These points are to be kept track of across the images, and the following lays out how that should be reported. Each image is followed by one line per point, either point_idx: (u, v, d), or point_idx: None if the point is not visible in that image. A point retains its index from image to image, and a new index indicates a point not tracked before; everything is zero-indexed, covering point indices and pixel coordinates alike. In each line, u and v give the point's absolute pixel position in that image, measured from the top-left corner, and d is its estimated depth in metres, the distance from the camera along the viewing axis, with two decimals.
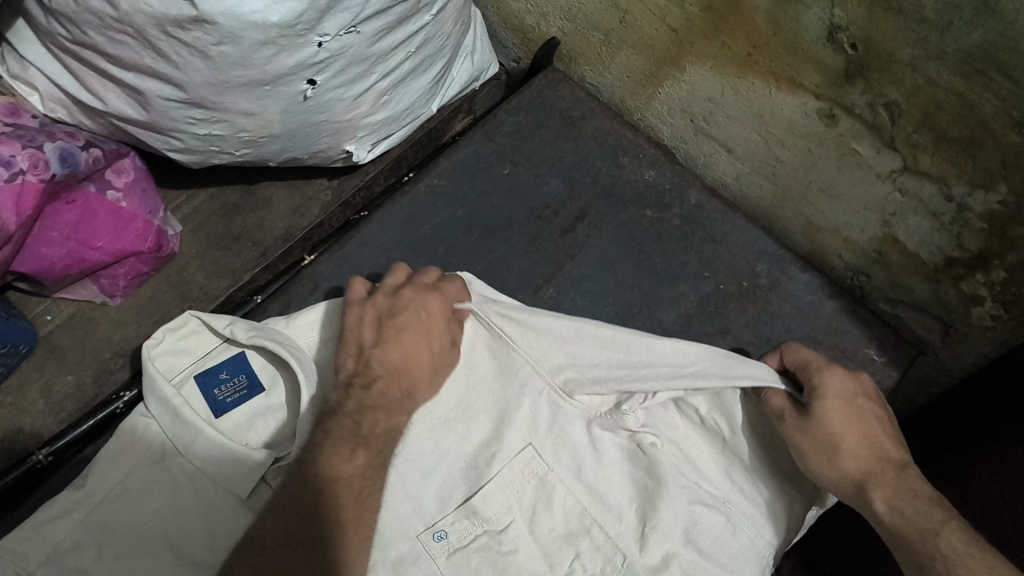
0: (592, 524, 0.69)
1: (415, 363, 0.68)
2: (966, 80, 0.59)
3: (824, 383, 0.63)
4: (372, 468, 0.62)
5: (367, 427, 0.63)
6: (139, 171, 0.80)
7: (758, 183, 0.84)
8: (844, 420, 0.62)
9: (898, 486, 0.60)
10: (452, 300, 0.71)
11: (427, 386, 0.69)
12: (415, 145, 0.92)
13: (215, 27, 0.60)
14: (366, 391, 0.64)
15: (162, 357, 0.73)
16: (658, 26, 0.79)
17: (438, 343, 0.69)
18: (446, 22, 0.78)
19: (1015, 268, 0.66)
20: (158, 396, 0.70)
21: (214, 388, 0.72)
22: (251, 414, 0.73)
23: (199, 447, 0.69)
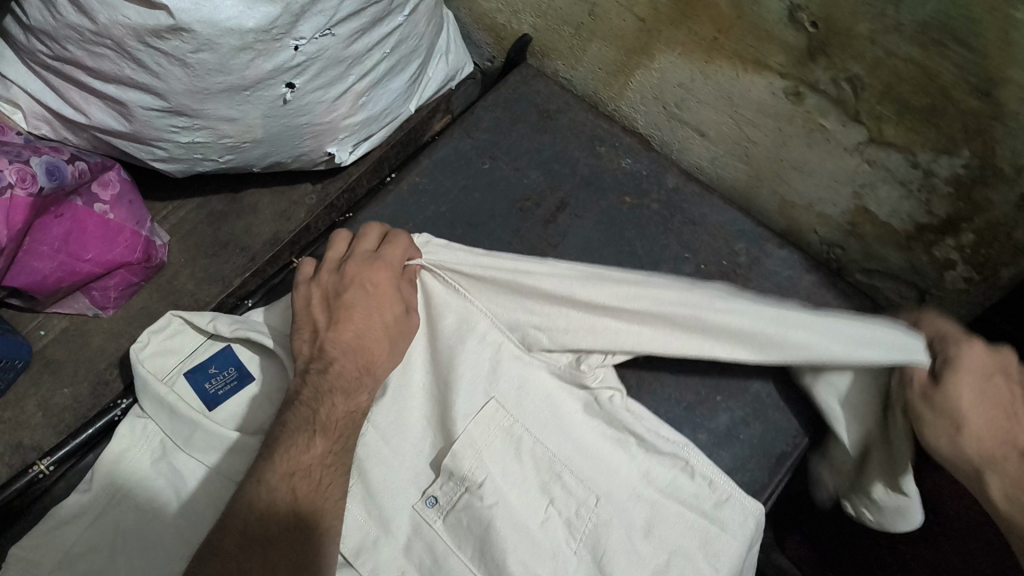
0: (562, 470, 0.70)
1: (371, 334, 0.70)
2: (923, 50, 0.61)
3: (960, 353, 0.63)
4: (332, 456, 0.63)
5: (324, 412, 0.64)
6: (125, 182, 0.81)
7: (733, 165, 0.86)
8: (973, 396, 0.61)
9: (1017, 474, 0.59)
10: (395, 266, 0.73)
11: (388, 356, 0.70)
12: (396, 145, 0.94)
13: (192, 35, 0.62)
14: (322, 373, 0.66)
15: (150, 359, 0.76)
16: (627, 17, 0.81)
17: (388, 312, 0.71)
18: (419, 23, 0.80)
19: (982, 230, 0.68)
20: (152, 396, 0.73)
21: (205, 382, 0.76)
22: (244, 404, 0.76)
23: (197, 439, 0.72)
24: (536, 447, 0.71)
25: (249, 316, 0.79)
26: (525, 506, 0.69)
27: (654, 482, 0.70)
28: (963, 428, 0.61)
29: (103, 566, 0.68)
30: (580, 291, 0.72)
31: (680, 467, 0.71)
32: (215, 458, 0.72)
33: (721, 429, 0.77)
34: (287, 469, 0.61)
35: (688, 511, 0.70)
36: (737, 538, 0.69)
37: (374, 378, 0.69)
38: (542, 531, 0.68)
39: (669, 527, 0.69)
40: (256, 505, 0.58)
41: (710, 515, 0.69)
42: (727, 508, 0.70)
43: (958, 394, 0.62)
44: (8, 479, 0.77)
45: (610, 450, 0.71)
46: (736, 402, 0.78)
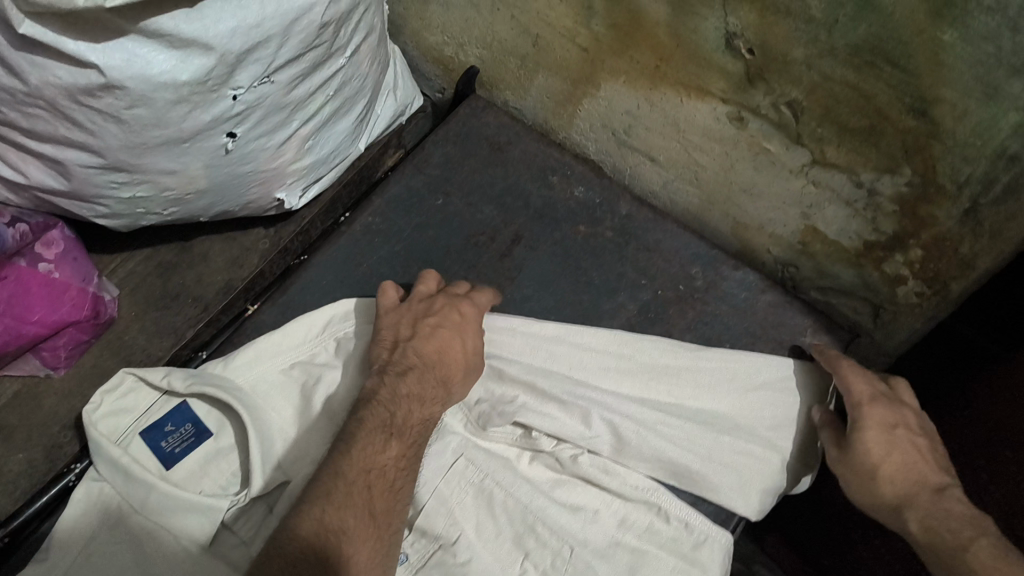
0: (535, 522, 0.72)
1: (450, 354, 0.71)
2: (858, 72, 0.62)
3: (862, 440, 0.69)
4: (404, 460, 0.64)
5: (400, 418, 0.66)
6: (70, 240, 0.80)
7: (685, 190, 0.86)
8: (881, 445, 0.68)
9: (932, 507, 0.65)
10: (478, 307, 0.76)
11: (463, 378, 0.72)
12: (348, 185, 0.93)
13: (125, 92, 0.61)
14: (399, 376, 0.68)
15: (105, 420, 0.75)
16: (570, 47, 0.82)
17: (468, 341, 0.73)
18: (362, 63, 0.79)
19: (929, 245, 0.69)
20: (107, 459, 0.72)
21: (161, 441, 0.75)
22: (203, 461, 0.75)
23: (154, 502, 0.71)
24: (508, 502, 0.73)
25: (205, 368, 0.77)
26: (498, 562, 0.71)
27: (630, 528, 0.72)
28: (879, 475, 0.68)
29: None
30: (542, 380, 0.75)
31: (655, 512, 0.72)
32: (173, 519, 0.71)
33: None
34: (361, 467, 0.61)
35: (668, 555, 0.71)
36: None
37: (447, 393, 0.70)
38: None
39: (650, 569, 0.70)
40: (334, 497, 0.59)
41: (688, 558, 0.70)
42: (705, 550, 0.71)
43: (862, 442, 0.69)
44: None
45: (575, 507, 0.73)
46: None
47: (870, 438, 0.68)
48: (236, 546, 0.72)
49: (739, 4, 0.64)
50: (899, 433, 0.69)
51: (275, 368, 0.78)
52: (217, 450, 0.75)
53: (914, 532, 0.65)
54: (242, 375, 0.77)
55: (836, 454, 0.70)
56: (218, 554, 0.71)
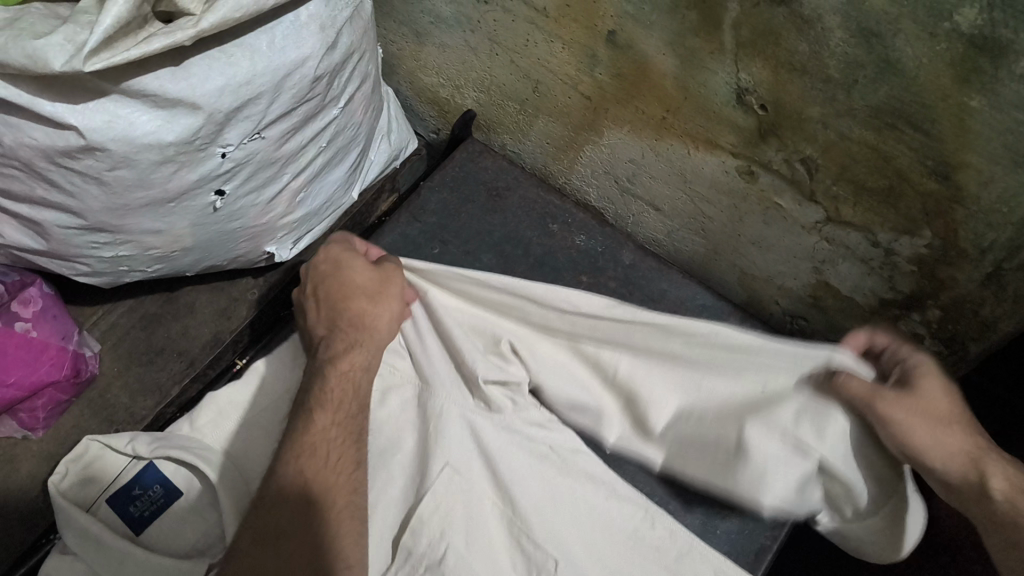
0: (520, 533, 0.70)
1: (349, 291, 0.66)
2: (878, 133, 0.59)
3: (925, 386, 0.58)
4: (337, 428, 0.62)
5: (324, 392, 0.63)
6: (48, 296, 0.76)
7: (690, 239, 0.84)
8: (946, 391, 0.58)
9: (1008, 469, 0.57)
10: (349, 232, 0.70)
11: (373, 307, 0.66)
12: (340, 232, 0.90)
13: (106, 153, 0.58)
14: (318, 351, 0.65)
15: (71, 488, 0.71)
16: (571, 94, 0.79)
17: (358, 267, 0.67)
18: (356, 112, 0.76)
19: (949, 306, 0.67)
20: (75, 529, 0.68)
21: (128, 505, 0.71)
22: (175, 523, 0.71)
23: (128, 569, 0.68)
24: (507, 562, 0.70)
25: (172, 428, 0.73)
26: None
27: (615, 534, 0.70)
28: (944, 420, 0.57)
29: None
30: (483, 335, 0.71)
31: (643, 519, 0.71)
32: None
33: (696, 523, 0.73)
34: (292, 454, 0.60)
35: (653, 565, 0.69)
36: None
37: (373, 336, 0.66)
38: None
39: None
40: (268, 500, 0.58)
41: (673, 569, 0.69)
42: (689, 560, 0.69)
43: (927, 391, 0.58)
44: None
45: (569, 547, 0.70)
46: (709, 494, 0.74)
47: (936, 385, 0.58)
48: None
49: (752, 60, 0.61)
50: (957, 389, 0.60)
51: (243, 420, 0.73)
52: (189, 508, 0.71)
53: (1003, 500, 0.56)
54: (208, 434, 0.72)
55: (891, 398, 0.57)
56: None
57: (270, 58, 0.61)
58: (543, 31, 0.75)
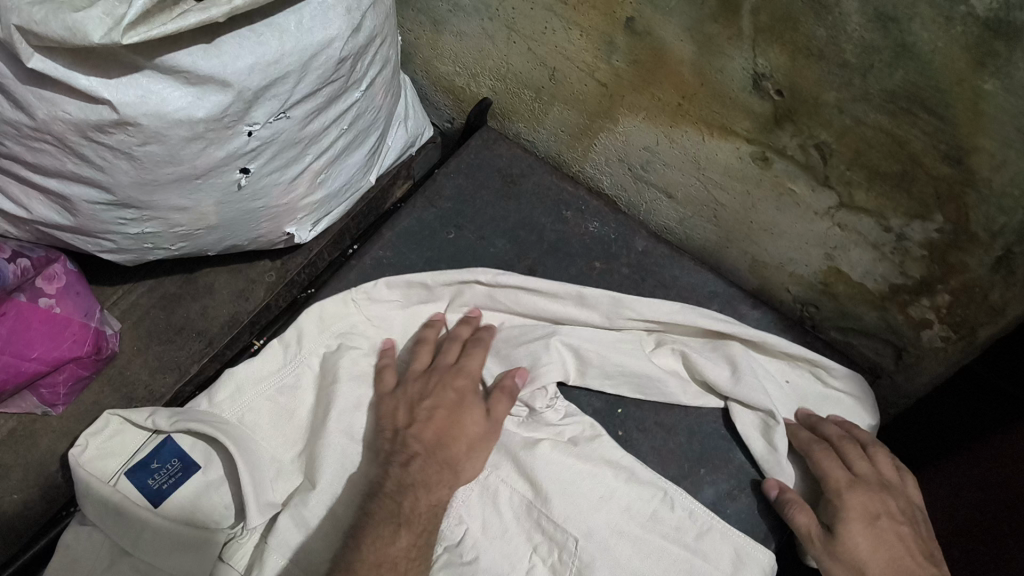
0: (539, 516, 0.72)
1: (451, 436, 0.70)
2: (892, 118, 0.60)
3: (848, 533, 0.67)
4: (416, 549, 0.65)
5: (408, 507, 0.66)
6: (71, 274, 0.77)
7: (702, 226, 0.85)
8: (870, 539, 0.67)
9: None
10: (475, 376, 0.74)
11: (468, 457, 0.70)
12: (357, 217, 0.91)
13: (138, 128, 0.59)
14: (403, 469, 0.68)
15: (92, 463, 0.72)
16: (588, 81, 0.80)
17: (474, 416, 0.72)
18: (376, 96, 0.77)
19: (958, 291, 0.68)
20: (95, 500, 0.69)
21: (148, 479, 0.72)
22: (192, 497, 0.72)
23: (147, 539, 0.69)
24: (521, 538, 0.72)
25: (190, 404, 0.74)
26: (506, 557, 0.71)
27: (634, 516, 0.71)
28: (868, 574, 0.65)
29: None
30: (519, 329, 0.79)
31: (660, 500, 0.72)
32: (166, 557, 0.69)
33: (707, 504, 0.74)
34: (373, 561, 0.63)
35: (672, 544, 0.70)
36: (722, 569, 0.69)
37: (454, 474, 0.69)
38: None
39: (654, 563, 0.69)
40: None
41: (692, 548, 0.70)
42: (709, 539, 0.71)
43: (850, 539, 0.67)
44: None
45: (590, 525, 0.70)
46: (721, 475, 0.75)
47: (855, 534, 0.67)
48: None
49: (770, 46, 0.63)
50: (884, 531, 0.67)
51: (260, 396, 0.75)
52: (206, 484, 0.72)
53: None
54: (227, 409, 0.74)
55: (822, 545, 0.68)
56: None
57: (298, 38, 0.62)
58: (562, 19, 0.76)
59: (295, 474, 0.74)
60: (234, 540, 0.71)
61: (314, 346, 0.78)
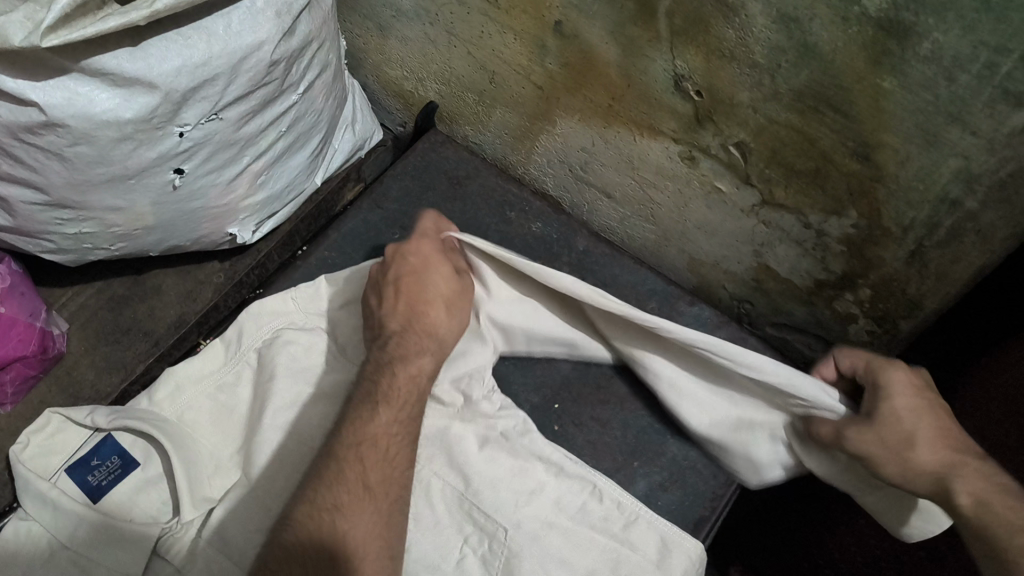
0: (472, 507, 0.73)
1: (422, 299, 0.69)
2: (802, 116, 0.62)
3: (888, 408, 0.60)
4: (397, 424, 0.66)
5: (385, 387, 0.67)
6: (16, 274, 0.78)
7: (641, 226, 0.87)
8: (914, 412, 0.60)
9: (986, 477, 0.56)
10: (432, 243, 0.71)
11: (447, 319, 0.69)
12: (305, 219, 0.93)
13: (66, 130, 0.60)
14: (381, 349, 0.69)
15: (31, 462, 0.74)
16: (525, 84, 0.82)
17: (440, 276, 0.70)
18: (316, 100, 0.79)
19: (878, 285, 0.70)
20: (34, 495, 0.71)
21: (87, 475, 0.73)
22: (131, 492, 0.73)
23: (84, 533, 0.70)
24: (452, 530, 0.72)
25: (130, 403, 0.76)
26: (440, 548, 0.72)
27: (564, 505, 0.73)
28: (912, 440, 0.59)
29: None
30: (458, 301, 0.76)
31: (590, 492, 0.73)
32: (103, 551, 0.69)
33: (638, 496, 0.75)
34: (352, 441, 0.65)
35: (598, 534, 0.72)
36: (649, 558, 0.71)
37: (437, 340, 0.69)
38: (456, 570, 0.71)
39: (581, 552, 0.71)
40: (326, 474, 0.63)
41: (620, 538, 0.72)
42: (637, 528, 0.72)
43: (893, 414, 0.60)
44: None
45: (515, 515, 0.72)
46: (653, 468, 0.76)
47: (901, 404, 0.60)
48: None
49: (685, 48, 0.65)
50: (935, 404, 0.60)
51: (199, 394, 0.77)
52: (145, 480, 0.73)
53: (966, 503, 0.55)
54: (166, 407, 0.76)
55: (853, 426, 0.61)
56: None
57: (227, 41, 0.64)
58: (496, 23, 0.78)
59: (232, 470, 0.74)
60: (169, 533, 0.70)
61: (257, 345, 0.78)
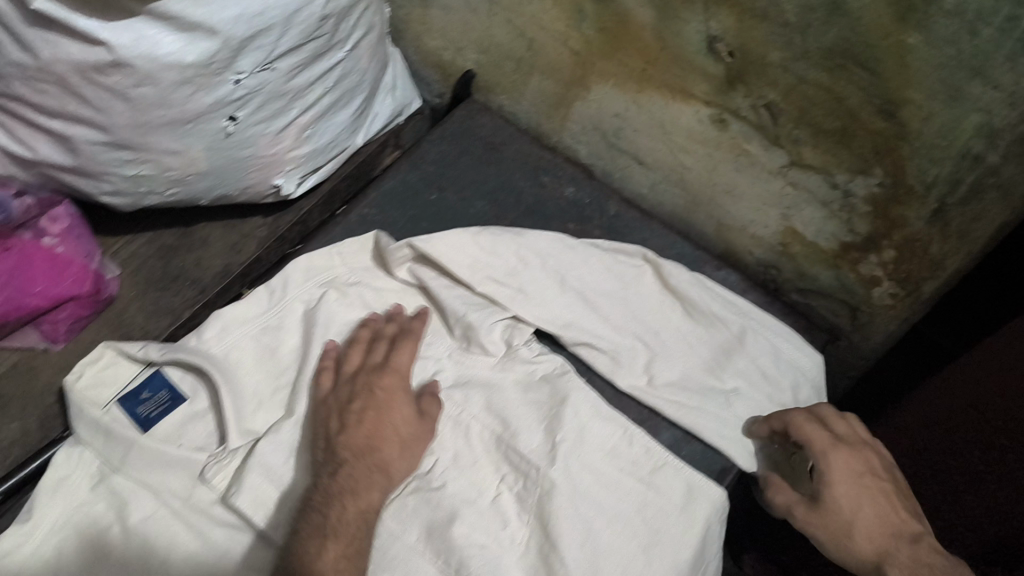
0: (506, 448, 0.75)
1: (382, 435, 0.72)
2: (831, 75, 0.64)
3: (830, 494, 0.68)
4: (344, 559, 0.65)
5: (334, 519, 0.67)
6: (74, 217, 0.83)
7: (670, 191, 0.89)
8: (849, 497, 0.68)
9: (914, 562, 0.64)
10: (402, 376, 0.76)
11: (399, 456, 0.72)
12: (345, 179, 0.97)
13: (132, 70, 0.64)
14: (331, 478, 0.69)
15: (84, 392, 0.77)
16: (562, 51, 0.85)
17: (403, 411, 0.74)
18: (361, 59, 0.83)
19: (901, 246, 0.71)
20: (88, 420, 0.75)
21: (137, 407, 0.76)
22: (179, 424, 0.76)
23: (133, 459, 0.73)
24: (489, 469, 0.74)
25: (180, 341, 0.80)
26: (476, 486, 0.73)
27: (593, 449, 0.74)
28: (854, 528, 0.66)
29: None
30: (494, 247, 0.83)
31: (619, 437, 0.75)
32: (150, 474, 0.73)
33: (664, 445, 0.77)
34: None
35: (628, 477, 0.73)
36: (674, 501, 0.72)
37: (386, 477, 0.70)
38: (491, 508, 0.72)
39: (610, 495, 0.72)
40: None
41: (647, 482, 0.73)
42: (663, 474, 0.74)
43: (835, 499, 0.68)
44: None
45: (556, 455, 0.73)
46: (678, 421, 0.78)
47: (839, 492, 0.68)
48: (213, 503, 0.73)
49: (719, 9, 0.67)
50: (868, 486, 0.68)
51: (244, 335, 0.80)
52: (192, 413, 0.77)
53: None
54: (214, 346, 0.79)
55: (805, 511, 0.69)
56: (196, 510, 0.72)
57: None
58: None
59: (276, 407, 0.78)
60: (215, 461, 0.73)
61: (304, 297, 0.82)
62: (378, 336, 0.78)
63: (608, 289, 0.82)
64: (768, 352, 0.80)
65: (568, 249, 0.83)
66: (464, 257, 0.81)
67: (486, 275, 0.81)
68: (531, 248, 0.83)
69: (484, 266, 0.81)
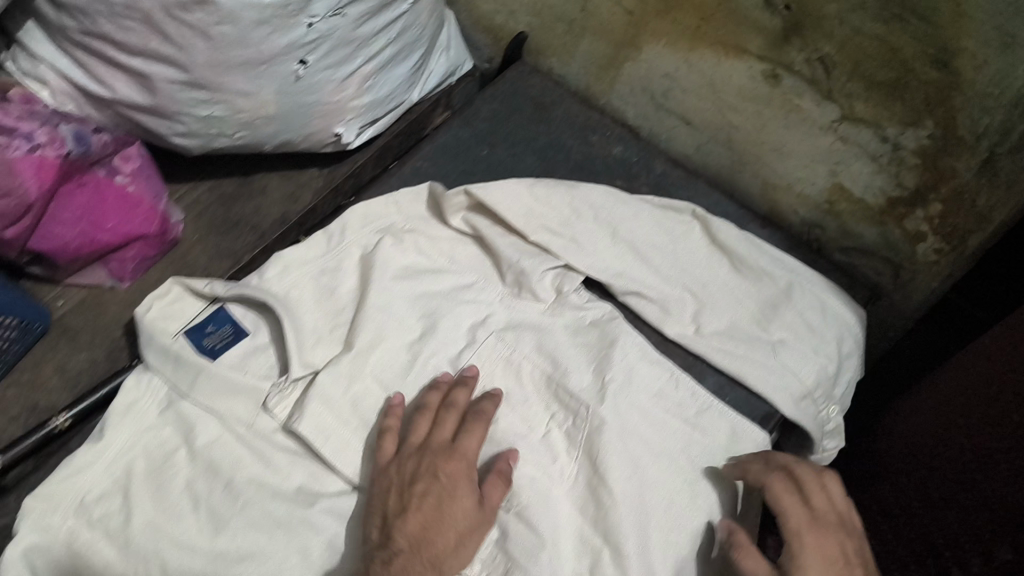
0: (556, 386, 0.77)
1: (437, 529, 0.67)
2: (886, 26, 0.67)
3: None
4: None
5: None
6: (145, 158, 0.86)
7: (717, 150, 0.91)
8: None
9: None
10: (469, 462, 0.71)
11: (454, 553, 0.67)
12: (399, 135, 1.00)
13: (216, 8, 0.68)
14: (383, 566, 0.65)
15: (153, 323, 0.80)
16: (615, 11, 0.88)
17: (465, 501, 0.69)
18: (422, 13, 0.86)
19: (949, 198, 0.74)
20: (157, 348, 0.78)
21: (204, 338, 0.79)
22: (242, 356, 0.80)
23: (200, 385, 0.76)
24: (540, 406, 0.77)
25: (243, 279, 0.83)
26: (527, 422, 0.76)
27: (641, 391, 0.77)
28: None
29: (117, 511, 0.72)
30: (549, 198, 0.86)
31: (666, 381, 0.78)
32: (216, 400, 0.76)
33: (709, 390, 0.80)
34: None
35: (673, 418, 0.76)
36: (719, 441, 0.75)
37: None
38: (541, 443, 0.75)
39: (657, 434, 0.75)
40: None
41: (693, 423, 0.76)
42: (708, 416, 0.76)
43: None
44: (31, 429, 0.78)
45: (605, 392, 0.76)
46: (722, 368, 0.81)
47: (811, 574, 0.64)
48: (275, 430, 0.76)
49: None
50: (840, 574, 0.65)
51: (304, 276, 0.83)
52: (254, 346, 0.80)
53: None
54: (275, 284, 0.82)
55: None
56: (259, 436, 0.76)
57: None
58: None
59: (334, 343, 0.80)
60: (278, 390, 0.77)
61: (361, 242, 0.85)
62: (449, 410, 0.74)
63: (658, 242, 0.85)
64: (815, 305, 0.82)
65: (620, 202, 0.86)
66: (519, 206, 0.84)
67: (540, 224, 0.84)
68: (583, 200, 0.86)
69: (539, 215, 0.85)
